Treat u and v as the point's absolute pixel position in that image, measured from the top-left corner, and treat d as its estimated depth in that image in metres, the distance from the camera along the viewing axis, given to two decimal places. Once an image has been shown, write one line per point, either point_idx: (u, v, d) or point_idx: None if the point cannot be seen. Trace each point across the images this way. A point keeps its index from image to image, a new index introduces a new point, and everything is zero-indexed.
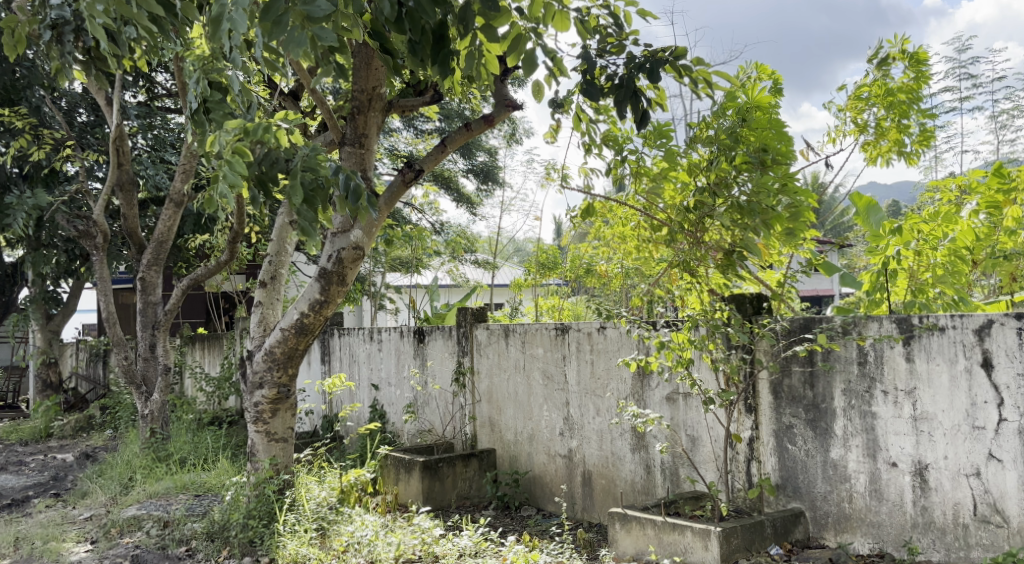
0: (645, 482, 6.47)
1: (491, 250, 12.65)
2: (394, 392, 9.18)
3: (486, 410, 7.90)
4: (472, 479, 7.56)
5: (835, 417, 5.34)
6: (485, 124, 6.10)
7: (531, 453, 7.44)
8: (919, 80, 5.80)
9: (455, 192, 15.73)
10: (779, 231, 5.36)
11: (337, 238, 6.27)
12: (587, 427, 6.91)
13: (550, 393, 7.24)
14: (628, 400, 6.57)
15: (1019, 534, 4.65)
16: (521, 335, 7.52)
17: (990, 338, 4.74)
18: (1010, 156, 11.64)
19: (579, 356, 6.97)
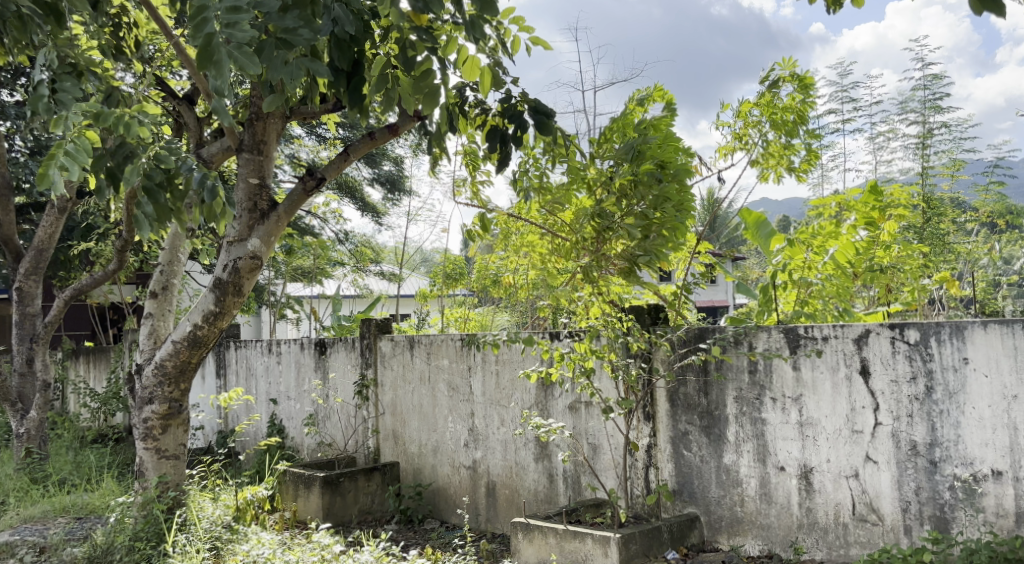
0: (548, 491, 6.64)
1: (395, 261, 12.74)
2: (293, 406, 9.16)
3: (390, 423, 7.97)
4: (375, 493, 7.63)
5: (728, 424, 5.60)
6: (390, 133, 6.18)
7: (435, 465, 7.54)
8: (806, 102, 6.09)
9: (360, 201, 15.75)
10: (677, 242, 5.61)
11: (232, 247, 6.21)
12: (491, 437, 7.06)
13: (454, 404, 7.37)
14: (532, 410, 6.75)
15: (892, 531, 4.96)
16: (427, 346, 7.63)
17: (867, 346, 5.05)
18: (888, 175, 12.23)
19: (485, 368, 7.11)
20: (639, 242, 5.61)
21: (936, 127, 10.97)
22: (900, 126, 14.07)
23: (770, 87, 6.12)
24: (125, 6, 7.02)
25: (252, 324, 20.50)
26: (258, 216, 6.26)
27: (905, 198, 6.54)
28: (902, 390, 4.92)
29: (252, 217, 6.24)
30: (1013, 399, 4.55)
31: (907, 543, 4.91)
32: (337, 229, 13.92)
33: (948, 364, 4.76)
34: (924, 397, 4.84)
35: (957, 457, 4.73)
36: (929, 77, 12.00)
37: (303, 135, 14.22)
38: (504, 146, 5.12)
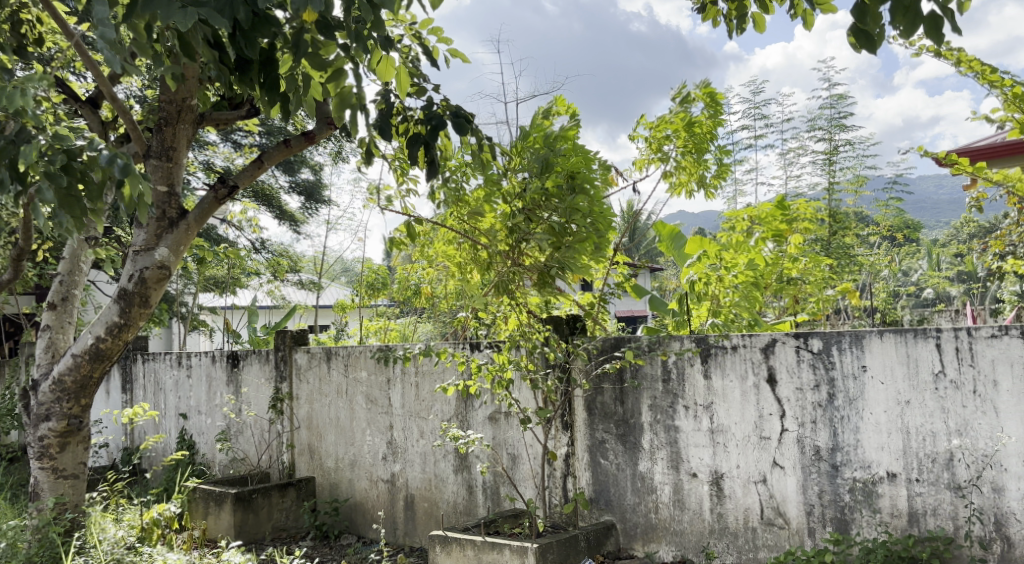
0: (467, 503, 6.70)
1: (314, 271, 12.71)
2: (204, 421, 9.07)
3: (306, 437, 7.94)
4: (289, 509, 7.55)
5: (642, 431, 5.71)
6: (305, 140, 6.16)
7: (352, 480, 7.54)
8: (715, 117, 6.30)
9: (277, 210, 15.64)
10: (589, 252, 5.73)
11: (139, 256, 6.10)
12: (410, 450, 7.09)
13: (373, 416, 7.38)
14: (452, 421, 6.79)
15: (798, 534, 5.06)
16: (344, 358, 7.64)
17: (774, 355, 5.17)
18: (797, 190, 12.64)
19: (405, 380, 7.15)
20: (551, 254, 5.74)
21: (842, 143, 11.39)
22: (808, 142, 14.57)
23: (682, 104, 6.31)
24: (24, 5, 6.81)
25: (162, 338, 20.12)
26: (167, 224, 6.18)
27: (811, 212, 6.83)
28: (806, 397, 5.04)
29: (159, 225, 6.17)
30: (906, 404, 4.71)
31: (811, 545, 5.02)
32: (253, 238, 13.81)
33: (848, 372, 4.90)
34: (827, 403, 4.97)
35: (857, 460, 4.86)
36: (835, 96, 12.46)
37: (217, 142, 14.07)
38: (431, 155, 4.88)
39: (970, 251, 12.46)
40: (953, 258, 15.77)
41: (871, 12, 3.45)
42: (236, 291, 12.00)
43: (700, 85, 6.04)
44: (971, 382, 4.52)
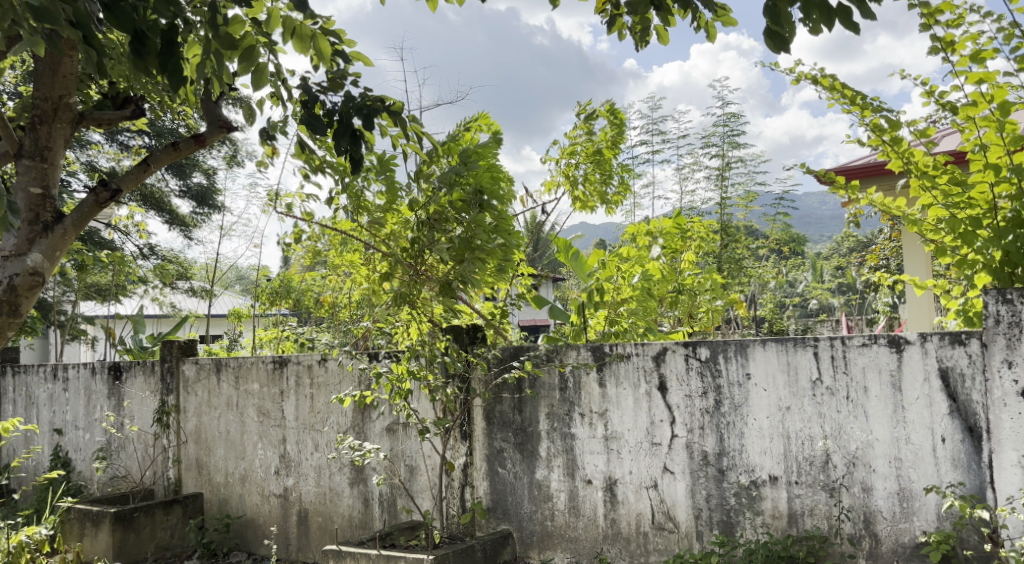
0: (363, 516, 6.57)
1: (206, 278, 12.49)
2: (82, 436, 8.83)
3: (193, 451, 7.77)
4: (174, 527, 7.37)
5: (540, 440, 5.77)
6: (196, 144, 5.79)
7: (243, 495, 7.36)
8: (618, 135, 6.52)
9: (166, 214, 15.27)
10: (493, 267, 5.75)
11: (7, 262, 5.39)
12: (304, 464, 6.93)
13: (265, 430, 7.21)
14: (348, 433, 6.66)
15: (686, 537, 5.22)
16: (235, 370, 7.48)
17: (665, 363, 5.34)
18: (690, 204, 13.00)
19: (299, 391, 6.98)
20: (452, 266, 5.73)
21: (734, 160, 11.76)
22: (702, 158, 14.99)
23: (587, 122, 6.50)
24: None
25: (36, 347, 19.39)
26: (40, 228, 5.52)
27: (705, 229, 7.10)
28: (695, 404, 5.22)
29: (32, 229, 5.50)
30: (787, 410, 4.94)
31: (699, 548, 5.18)
32: (140, 244, 13.47)
33: (733, 379, 5.10)
34: (714, 410, 5.15)
35: (741, 464, 5.06)
36: (728, 115, 12.89)
37: (101, 142, 13.67)
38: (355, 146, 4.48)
39: (849, 264, 13.04)
40: (834, 270, 16.45)
41: (784, 15, 3.61)
42: (120, 299, 11.68)
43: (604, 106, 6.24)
44: (844, 389, 4.78)
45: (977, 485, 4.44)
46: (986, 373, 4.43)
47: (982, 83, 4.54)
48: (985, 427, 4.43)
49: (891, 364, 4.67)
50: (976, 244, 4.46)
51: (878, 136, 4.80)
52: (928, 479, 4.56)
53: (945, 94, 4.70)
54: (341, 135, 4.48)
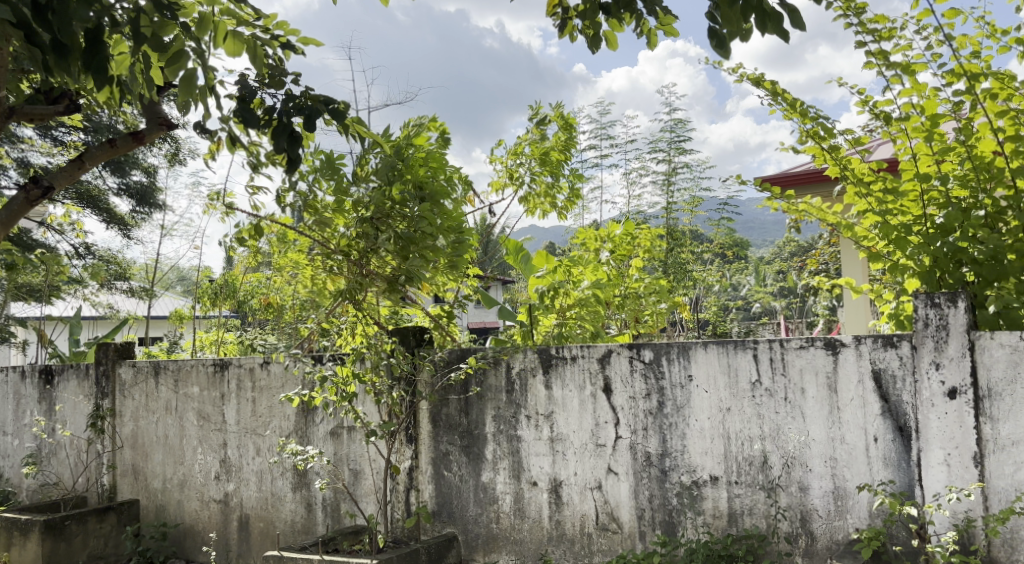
0: (306, 521, 6.45)
1: (145, 279, 12.31)
2: (11, 443, 8.66)
3: (129, 457, 7.64)
4: (108, 535, 7.24)
5: (486, 442, 5.78)
6: (133, 141, 5.68)
7: (181, 501, 7.26)
8: (569, 140, 6.57)
9: (103, 212, 15.03)
10: (444, 264, 5.82)
11: None
12: (245, 468, 6.82)
13: (205, 434, 7.09)
14: (290, 438, 6.55)
15: (630, 538, 5.28)
16: (174, 373, 7.33)
17: (609, 365, 5.40)
18: (636, 207, 13.13)
19: (240, 394, 6.87)
20: (397, 263, 5.72)
21: (679, 165, 11.89)
22: (648, 162, 15.14)
23: (539, 126, 6.54)
24: None
25: None
26: None
27: (652, 234, 7.21)
28: (638, 406, 5.28)
29: None
30: (727, 411, 5.02)
31: (641, 548, 5.25)
32: (76, 243, 13.23)
33: (676, 381, 5.18)
34: (657, 411, 5.22)
35: (683, 465, 5.13)
36: (674, 121, 13.05)
37: (35, 137, 13.39)
38: (292, 147, 4.42)
39: (790, 268, 13.30)
40: (776, 274, 16.75)
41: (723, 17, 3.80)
42: (53, 300, 11.46)
43: (556, 111, 6.29)
44: (783, 390, 4.88)
45: (906, 482, 4.56)
46: (915, 374, 4.55)
47: (915, 95, 4.67)
48: (914, 426, 4.55)
49: (827, 366, 4.78)
50: (907, 250, 4.59)
51: (816, 143, 4.92)
52: (861, 478, 4.67)
53: (879, 103, 4.84)
54: (279, 135, 4.44)
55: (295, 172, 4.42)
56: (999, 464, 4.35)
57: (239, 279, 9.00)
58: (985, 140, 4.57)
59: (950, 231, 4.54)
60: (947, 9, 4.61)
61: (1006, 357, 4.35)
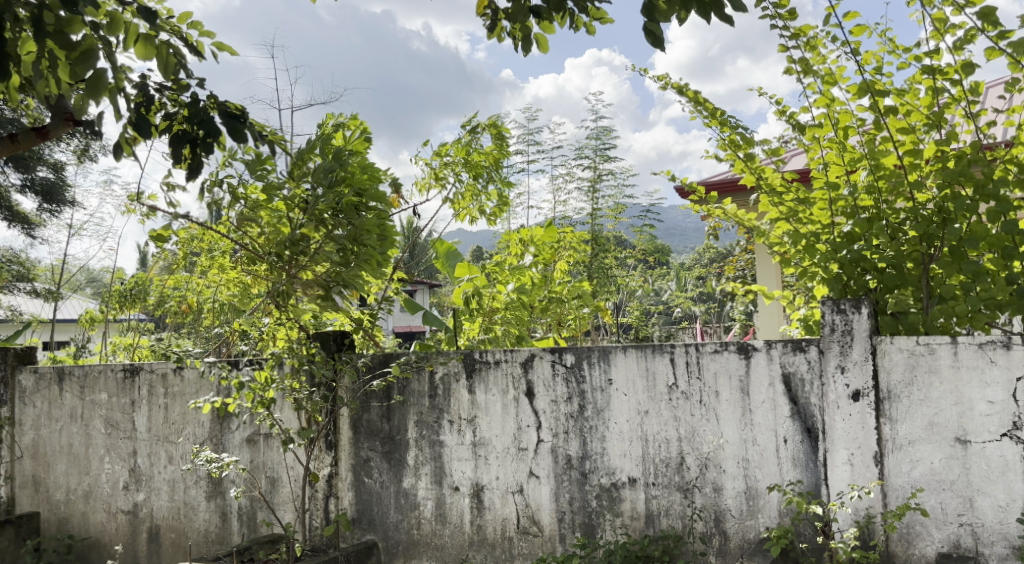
0: (220, 531, 6.32)
1: (51, 281, 11.91)
2: None
3: (29, 468, 7.16)
4: (7, 549, 6.71)
5: (408, 448, 5.74)
6: (37, 136, 5.03)
7: (86, 513, 6.87)
8: (500, 150, 6.58)
9: (7, 210, 14.66)
10: (372, 269, 5.72)
11: None
12: (155, 478, 6.58)
13: (113, 442, 6.76)
14: (205, 445, 6.38)
15: (550, 540, 5.34)
16: (79, 380, 6.94)
17: (532, 369, 5.43)
18: (561, 213, 13.20)
19: (152, 401, 6.62)
20: (334, 269, 5.63)
21: (605, 172, 11.99)
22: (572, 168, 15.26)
23: (470, 133, 6.53)
24: None
25: None
26: None
27: (575, 239, 7.30)
28: (560, 409, 5.34)
29: None
30: (646, 413, 5.12)
31: (562, 550, 5.32)
32: None
33: (596, 385, 5.25)
34: (578, 414, 5.29)
35: (603, 467, 5.21)
36: (600, 129, 13.20)
37: None
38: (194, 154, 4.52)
39: (709, 274, 13.51)
40: (696, 280, 16.94)
41: (659, 13, 4.04)
42: None
43: (488, 119, 6.28)
44: (698, 393, 5.00)
45: (813, 482, 4.72)
46: (822, 378, 4.72)
47: (826, 106, 4.84)
48: (821, 428, 4.72)
49: (740, 369, 4.91)
50: (816, 257, 4.76)
51: (736, 151, 5.05)
52: (771, 478, 4.82)
53: (796, 113, 5.00)
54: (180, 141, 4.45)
55: (200, 179, 4.51)
56: (897, 462, 4.54)
57: (152, 282, 8.80)
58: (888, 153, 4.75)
59: (857, 239, 4.71)
60: (852, 25, 4.78)
61: (905, 361, 4.56)
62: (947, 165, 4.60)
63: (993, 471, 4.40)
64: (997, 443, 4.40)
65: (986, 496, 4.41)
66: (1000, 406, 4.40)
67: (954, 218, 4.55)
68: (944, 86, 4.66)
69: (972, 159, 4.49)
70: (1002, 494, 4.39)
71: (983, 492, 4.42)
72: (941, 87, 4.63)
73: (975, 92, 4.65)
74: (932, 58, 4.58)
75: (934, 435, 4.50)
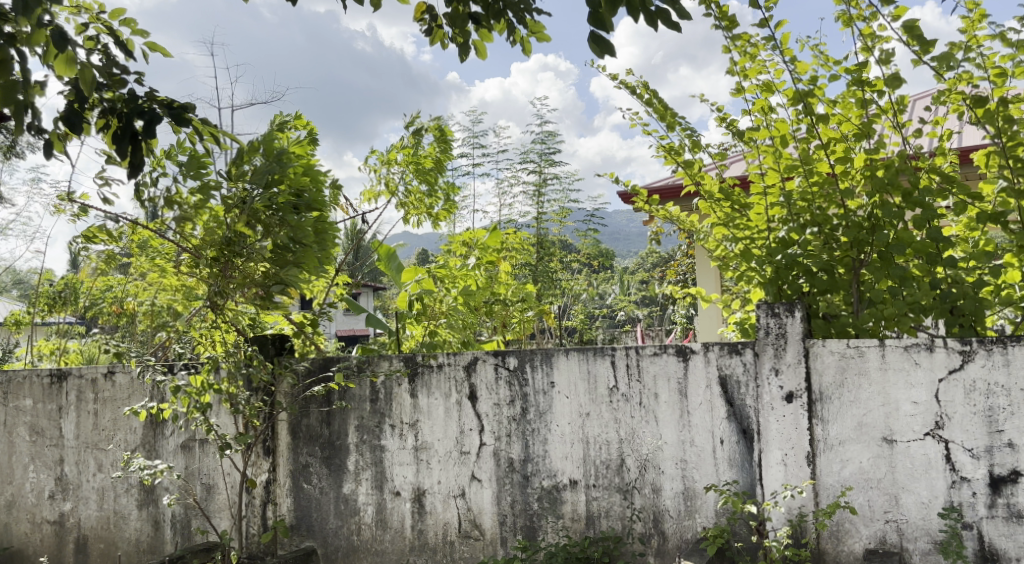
0: (152, 540, 6.19)
1: None
2: None
3: None
4: None
5: (348, 453, 5.67)
6: None
7: (9, 523, 6.66)
8: (444, 152, 6.54)
9: None
10: (312, 267, 5.65)
11: None
12: (84, 486, 6.41)
13: (38, 450, 6.58)
14: (137, 452, 6.25)
15: (491, 544, 5.32)
16: (3, 387, 6.73)
17: (475, 373, 5.40)
18: (506, 217, 13.19)
19: (80, 406, 6.46)
20: (271, 269, 5.56)
21: (549, 175, 12.00)
22: None
23: (415, 135, 6.46)
24: None
25: None
26: None
27: (519, 241, 7.29)
28: (503, 412, 5.31)
29: None
30: (586, 416, 5.12)
31: (503, 554, 5.29)
32: None
33: (539, 388, 5.24)
34: (521, 417, 5.27)
35: (544, 470, 5.20)
36: (545, 133, 13.22)
37: None
38: (136, 153, 4.38)
39: (652, 278, 13.56)
40: (639, 284, 17.06)
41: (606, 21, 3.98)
42: None
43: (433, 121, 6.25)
44: (638, 395, 5.01)
45: (748, 482, 4.76)
46: (757, 380, 4.76)
47: (763, 113, 4.90)
48: (756, 429, 4.75)
49: (678, 372, 4.93)
50: (752, 262, 4.85)
51: (677, 156, 5.08)
52: (708, 478, 4.85)
53: (734, 121, 5.04)
54: (121, 140, 4.40)
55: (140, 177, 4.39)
56: (829, 462, 4.59)
57: (82, 286, 8.58)
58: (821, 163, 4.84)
59: (791, 244, 4.78)
60: (784, 35, 4.83)
61: (836, 363, 4.62)
62: (875, 174, 4.68)
63: (917, 469, 4.47)
64: (921, 442, 4.47)
65: (910, 494, 4.48)
66: (924, 406, 4.47)
67: (882, 226, 4.66)
68: (871, 98, 4.72)
69: (899, 169, 4.57)
70: (925, 492, 4.46)
71: (907, 489, 4.49)
72: (869, 99, 4.70)
73: (901, 103, 4.73)
74: (861, 70, 4.64)
75: (863, 435, 4.56)
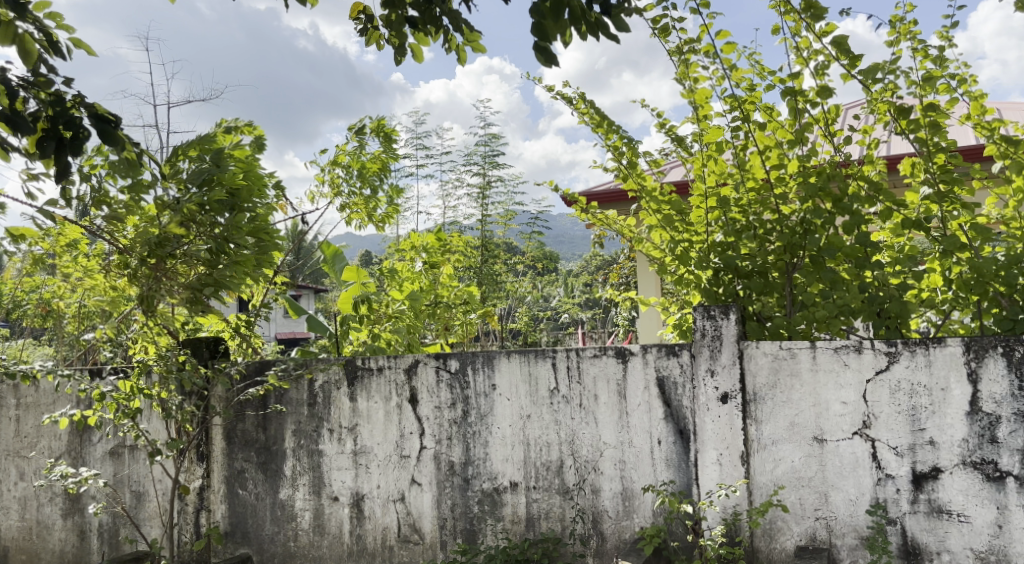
0: (78, 550, 6.02)
1: None
2: None
3: None
4: None
5: (285, 458, 5.55)
6: None
7: None
8: (388, 154, 6.46)
9: None
10: (247, 268, 5.50)
11: None
12: (5, 495, 6.21)
13: None
14: (62, 459, 6.07)
15: (431, 548, 5.25)
16: None
17: (416, 376, 5.33)
18: (449, 219, 13.11)
19: (2, 412, 6.25)
20: (205, 268, 5.42)
21: (492, 178, 11.96)
22: None
23: (359, 137, 6.38)
24: None
25: None
26: None
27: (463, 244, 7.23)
28: (444, 415, 5.25)
29: None
30: (527, 418, 5.08)
31: (442, 558, 5.23)
32: None
33: (481, 390, 5.18)
34: (461, 420, 5.21)
35: (484, 473, 5.15)
36: (488, 136, 13.20)
37: None
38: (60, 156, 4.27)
39: (595, 281, 13.58)
40: (583, 287, 17.08)
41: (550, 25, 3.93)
42: None
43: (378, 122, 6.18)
44: (578, 396, 4.98)
45: (684, 482, 4.77)
46: (693, 381, 4.76)
47: (700, 119, 4.91)
48: (692, 429, 4.76)
49: (618, 373, 4.92)
50: (690, 265, 4.84)
51: (620, 159, 5.06)
52: (646, 479, 4.84)
53: (672, 126, 5.06)
54: (46, 142, 4.27)
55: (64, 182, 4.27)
56: (762, 461, 4.61)
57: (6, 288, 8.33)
58: (755, 169, 4.85)
59: (729, 247, 4.80)
60: (724, 42, 4.85)
61: (769, 364, 4.64)
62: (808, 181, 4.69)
63: (846, 468, 4.51)
64: (849, 441, 4.50)
65: (839, 491, 4.52)
66: (853, 406, 4.51)
67: (814, 229, 4.69)
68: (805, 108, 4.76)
69: (830, 175, 4.62)
70: (853, 489, 4.50)
71: (837, 487, 4.52)
72: (802, 109, 4.74)
73: (832, 114, 4.77)
74: (793, 80, 4.69)
75: (794, 435, 4.58)
